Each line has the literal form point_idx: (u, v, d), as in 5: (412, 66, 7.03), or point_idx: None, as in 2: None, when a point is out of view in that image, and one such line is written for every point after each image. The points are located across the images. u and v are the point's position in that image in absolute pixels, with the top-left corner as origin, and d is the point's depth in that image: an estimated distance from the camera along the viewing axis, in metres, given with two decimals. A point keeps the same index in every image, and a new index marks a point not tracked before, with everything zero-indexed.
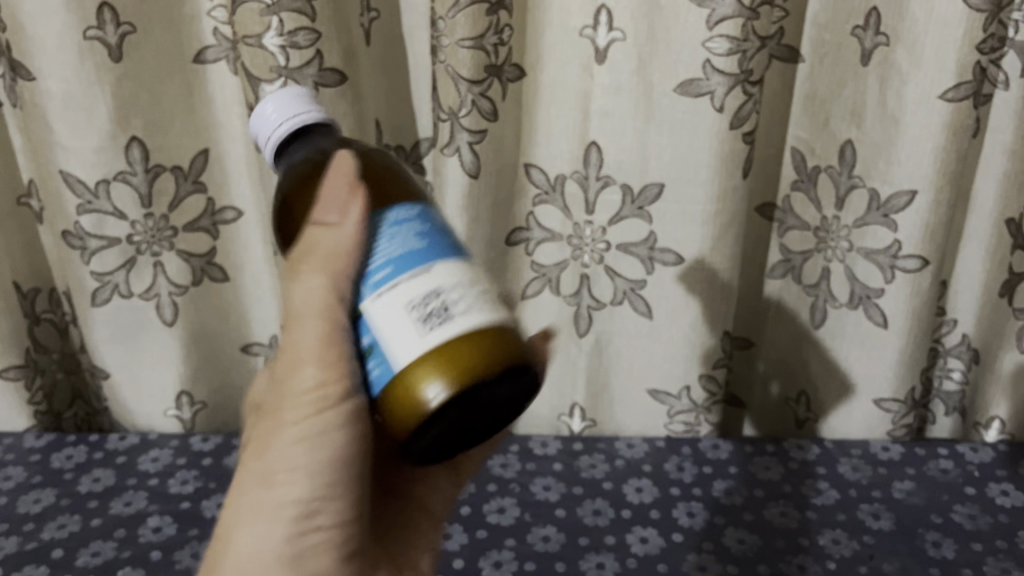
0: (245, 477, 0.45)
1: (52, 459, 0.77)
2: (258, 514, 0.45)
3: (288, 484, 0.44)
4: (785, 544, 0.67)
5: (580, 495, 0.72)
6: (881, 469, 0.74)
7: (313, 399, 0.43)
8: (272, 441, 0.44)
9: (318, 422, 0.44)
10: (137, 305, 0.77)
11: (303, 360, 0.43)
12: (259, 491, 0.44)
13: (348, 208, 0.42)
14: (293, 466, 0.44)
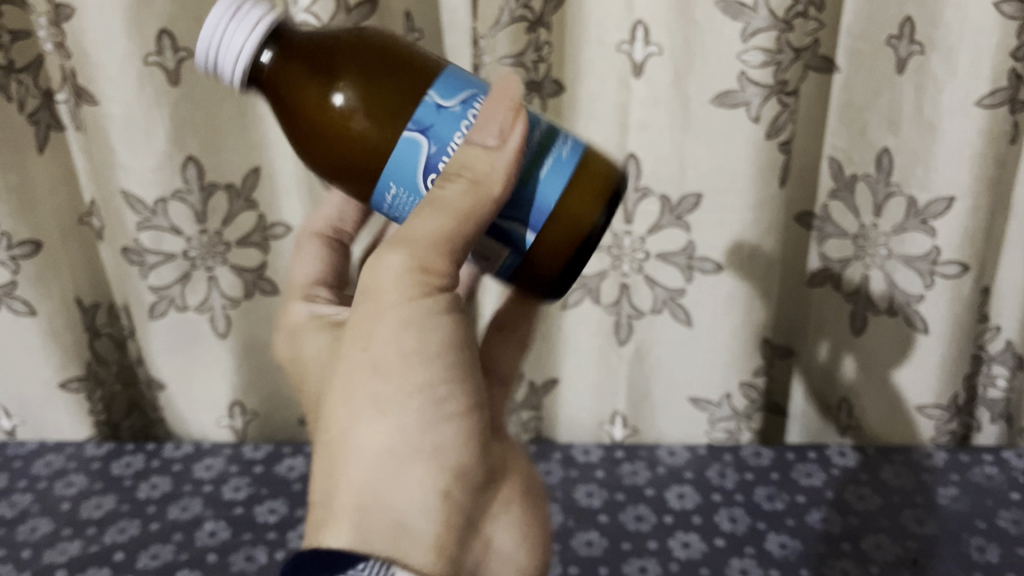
0: (336, 417, 0.47)
1: (112, 467, 0.80)
2: (369, 386, 0.46)
3: (389, 391, 0.46)
4: (828, 548, 0.68)
5: (622, 501, 0.74)
6: (925, 476, 0.74)
7: (385, 303, 0.46)
8: (355, 372, 0.47)
9: (394, 324, 0.46)
10: (192, 318, 0.80)
11: (380, 276, 0.47)
12: (367, 405, 0.46)
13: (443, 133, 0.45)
14: (397, 362, 0.46)
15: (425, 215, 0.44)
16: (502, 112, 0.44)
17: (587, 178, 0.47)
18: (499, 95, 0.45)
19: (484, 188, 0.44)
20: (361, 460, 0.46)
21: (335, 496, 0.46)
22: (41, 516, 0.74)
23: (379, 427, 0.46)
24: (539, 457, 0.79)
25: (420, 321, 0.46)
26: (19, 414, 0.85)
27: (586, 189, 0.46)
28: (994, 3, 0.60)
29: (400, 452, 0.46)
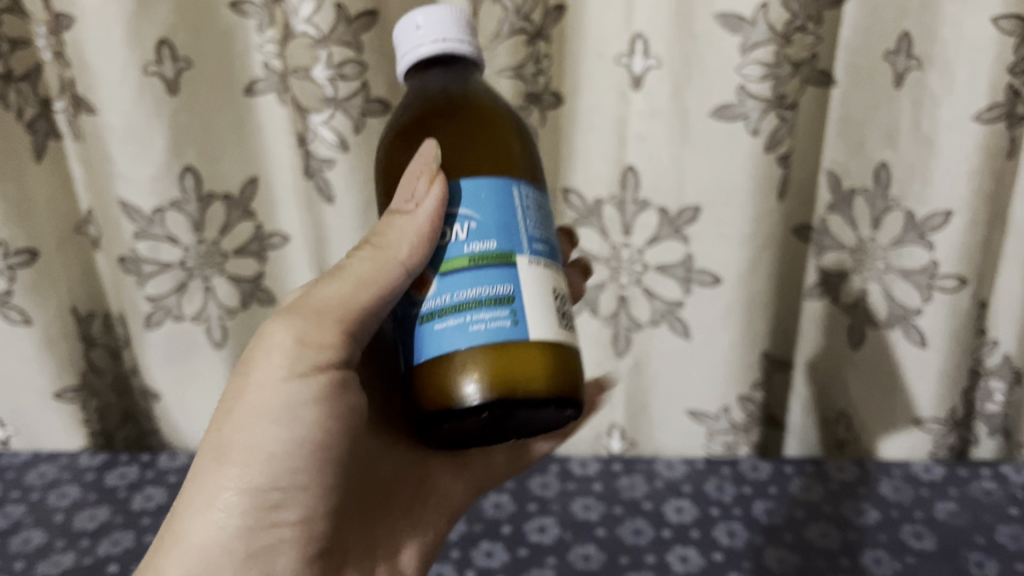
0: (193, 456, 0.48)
1: (106, 478, 0.79)
2: (227, 457, 0.46)
3: (229, 453, 0.46)
4: (826, 563, 0.67)
5: (620, 515, 0.73)
6: (923, 490, 0.74)
7: (258, 361, 0.47)
8: (221, 427, 0.46)
9: (257, 390, 0.46)
10: (188, 329, 0.79)
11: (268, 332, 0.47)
12: (211, 458, 0.46)
13: (422, 194, 0.44)
14: (245, 429, 0.46)
15: (341, 288, 0.46)
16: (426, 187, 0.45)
17: (513, 359, 0.41)
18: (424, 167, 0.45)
19: (389, 254, 0.45)
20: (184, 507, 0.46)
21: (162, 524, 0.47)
22: (35, 527, 0.73)
23: (213, 486, 0.45)
24: (535, 471, 0.79)
25: (277, 395, 0.46)
26: (14, 424, 0.84)
27: (498, 365, 0.41)
28: (992, 18, 0.60)
29: (215, 515, 0.45)
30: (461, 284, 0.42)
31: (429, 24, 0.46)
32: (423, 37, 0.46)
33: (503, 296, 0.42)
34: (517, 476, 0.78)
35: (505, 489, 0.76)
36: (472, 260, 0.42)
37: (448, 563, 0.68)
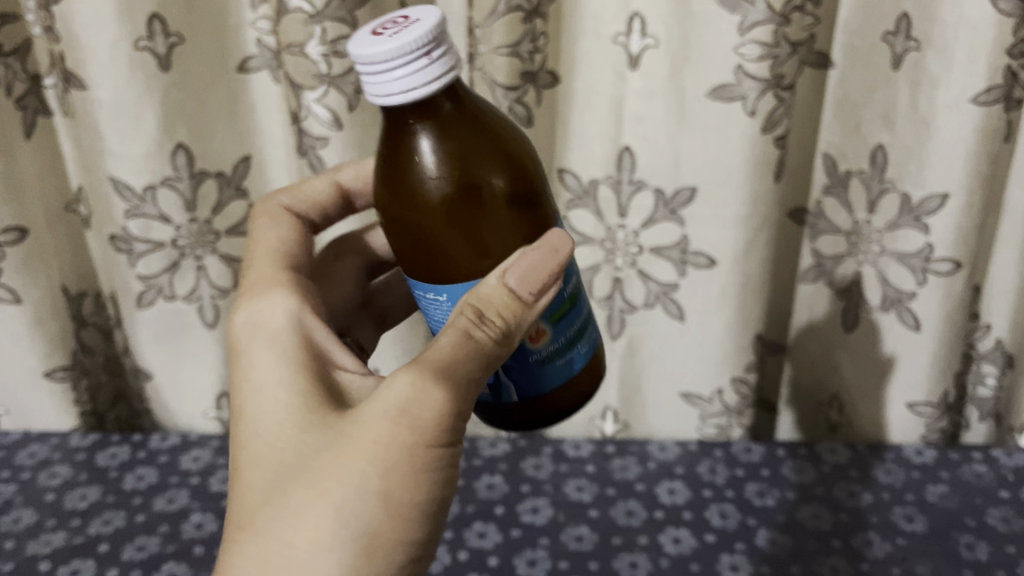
0: (303, 520, 0.42)
1: (97, 458, 0.79)
2: (345, 517, 0.42)
3: (375, 536, 0.42)
4: (817, 545, 0.68)
5: (613, 496, 0.73)
6: (915, 473, 0.74)
7: (409, 438, 0.43)
8: (336, 481, 0.43)
9: (407, 473, 0.43)
10: (180, 309, 0.79)
11: (412, 403, 0.43)
12: (350, 537, 0.42)
13: (542, 291, 0.45)
14: (372, 487, 0.42)
15: (461, 353, 0.44)
16: (549, 276, 0.45)
17: (587, 375, 0.51)
18: (549, 254, 0.45)
19: (512, 324, 0.45)
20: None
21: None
22: (25, 506, 0.73)
23: (350, 569, 0.42)
24: (528, 452, 0.79)
25: (425, 478, 0.43)
26: (3, 403, 0.84)
27: (578, 388, 0.51)
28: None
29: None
30: (555, 337, 0.48)
31: (439, 60, 0.40)
32: (411, 70, 0.40)
33: (578, 332, 0.49)
34: (510, 457, 0.78)
35: (498, 470, 0.76)
36: (557, 318, 0.48)
37: (441, 543, 0.68)
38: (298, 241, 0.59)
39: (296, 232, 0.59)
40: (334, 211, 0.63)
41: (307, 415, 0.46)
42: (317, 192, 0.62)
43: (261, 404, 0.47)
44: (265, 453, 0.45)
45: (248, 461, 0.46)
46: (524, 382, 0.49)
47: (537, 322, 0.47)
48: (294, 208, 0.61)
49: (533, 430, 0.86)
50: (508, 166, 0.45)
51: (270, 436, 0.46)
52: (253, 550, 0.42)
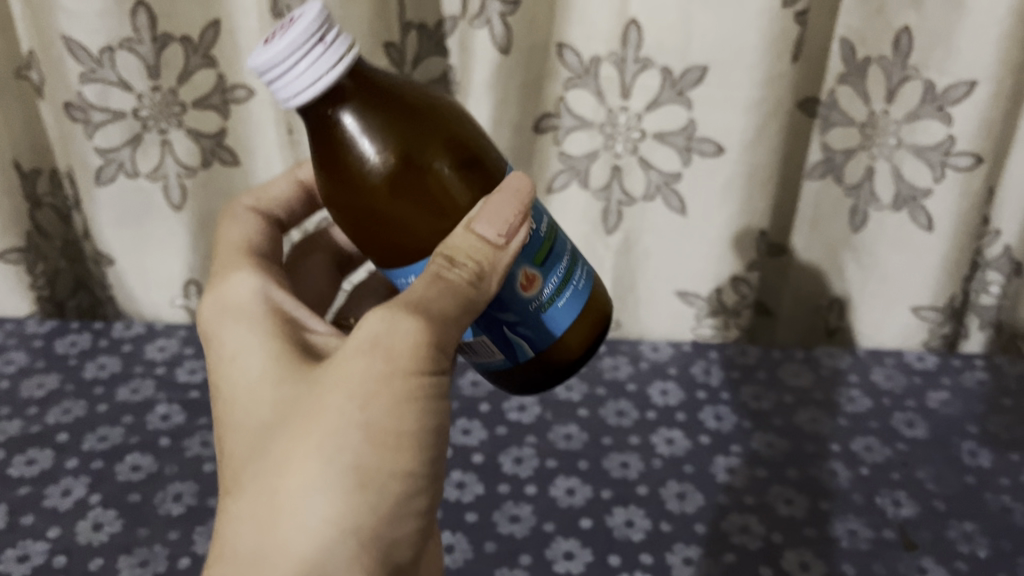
0: (286, 467, 0.38)
1: (55, 345, 0.74)
2: (329, 453, 0.38)
3: (367, 469, 0.38)
4: (814, 449, 0.65)
5: (603, 396, 0.70)
6: (916, 379, 0.72)
7: (385, 368, 0.39)
8: (312, 422, 0.39)
9: (394, 402, 0.39)
10: (143, 187, 0.73)
11: (387, 334, 0.40)
12: (340, 471, 0.38)
13: (512, 232, 0.41)
14: (354, 419, 0.38)
15: (435, 292, 0.40)
16: (515, 213, 0.41)
17: (588, 317, 0.46)
18: (517, 197, 0.41)
19: (489, 264, 0.40)
20: (312, 533, 0.37)
21: (263, 546, 0.38)
22: None
23: (344, 506, 0.38)
24: None
25: (417, 405, 0.40)
26: None
27: (580, 334, 0.46)
28: None
29: (321, 521, 0.38)
30: (547, 281, 0.43)
31: (332, 45, 0.37)
32: (312, 61, 0.37)
33: (570, 270, 0.44)
34: None
35: None
36: (544, 259, 0.43)
37: None
38: (262, 236, 0.55)
39: (260, 222, 0.56)
40: (299, 210, 0.60)
41: (284, 372, 0.42)
42: (280, 190, 0.59)
43: (238, 372, 0.44)
44: (243, 414, 0.42)
45: (226, 427, 0.43)
46: (534, 334, 0.44)
47: (524, 268, 0.43)
48: (259, 208, 0.58)
49: None
50: (456, 158, 0.42)
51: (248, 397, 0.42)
52: (242, 511, 0.39)
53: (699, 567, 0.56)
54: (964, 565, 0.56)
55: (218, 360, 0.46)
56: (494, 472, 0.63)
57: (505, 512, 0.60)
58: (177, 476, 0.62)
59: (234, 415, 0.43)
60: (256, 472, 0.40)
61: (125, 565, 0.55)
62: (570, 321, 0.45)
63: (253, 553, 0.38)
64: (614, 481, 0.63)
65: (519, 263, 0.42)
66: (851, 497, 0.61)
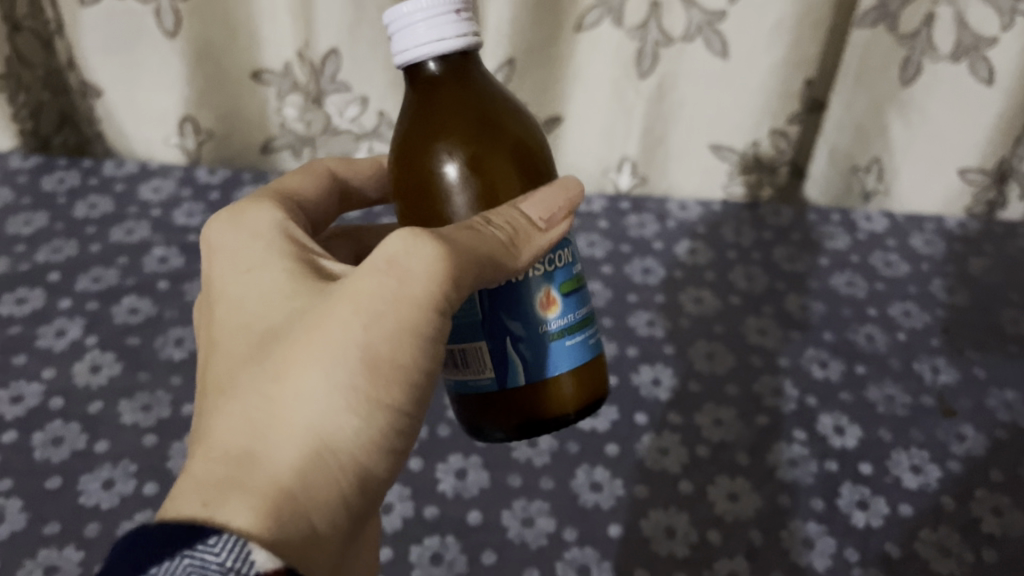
0: (282, 376, 0.32)
1: (42, 182, 0.69)
2: (327, 367, 0.32)
3: (364, 390, 0.32)
4: (851, 313, 0.62)
5: (628, 253, 0.66)
6: (957, 245, 0.68)
7: (397, 289, 0.32)
8: (313, 333, 0.32)
9: (408, 327, 0.33)
10: (133, 10, 0.66)
11: (404, 258, 0.33)
12: (339, 384, 0.32)
13: (553, 221, 0.36)
14: (361, 334, 0.32)
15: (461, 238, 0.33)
16: (558, 207, 0.37)
17: (587, 375, 0.39)
18: (564, 191, 0.37)
19: (518, 242, 0.34)
20: (298, 446, 0.31)
21: (241, 448, 0.31)
22: None
23: (338, 415, 0.32)
24: None
25: (424, 343, 0.33)
26: None
27: (573, 388, 0.38)
28: None
29: (306, 438, 0.31)
30: (563, 309, 0.37)
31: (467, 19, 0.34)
32: (435, 21, 0.34)
33: (585, 313, 0.38)
34: None
35: None
36: (565, 338, 0.37)
37: None
38: (313, 194, 0.46)
39: (324, 183, 0.48)
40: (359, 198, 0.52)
41: (293, 278, 0.36)
42: (362, 167, 0.51)
43: (241, 275, 0.37)
44: (241, 323, 0.35)
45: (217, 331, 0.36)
46: (533, 362, 0.37)
47: (543, 283, 0.36)
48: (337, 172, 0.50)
49: None
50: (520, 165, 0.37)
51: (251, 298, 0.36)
52: (225, 420, 0.32)
53: (730, 427, 0.54)
54: (1005, 433, 0.53)
55: (220, 269, 0.38)
56: None
57: None
58: (178, 320, 0.58)
59: (225, 318, 0.36)
60: (245, 379, 0.33)
61: (127, 409, 0.52)
62: (569, 368, 0.38)
63: (230, 452, 0.31)
64: (640, 339, 0.59)
65: (541, 279, 0.37)
66: (888, 363, 0.58)
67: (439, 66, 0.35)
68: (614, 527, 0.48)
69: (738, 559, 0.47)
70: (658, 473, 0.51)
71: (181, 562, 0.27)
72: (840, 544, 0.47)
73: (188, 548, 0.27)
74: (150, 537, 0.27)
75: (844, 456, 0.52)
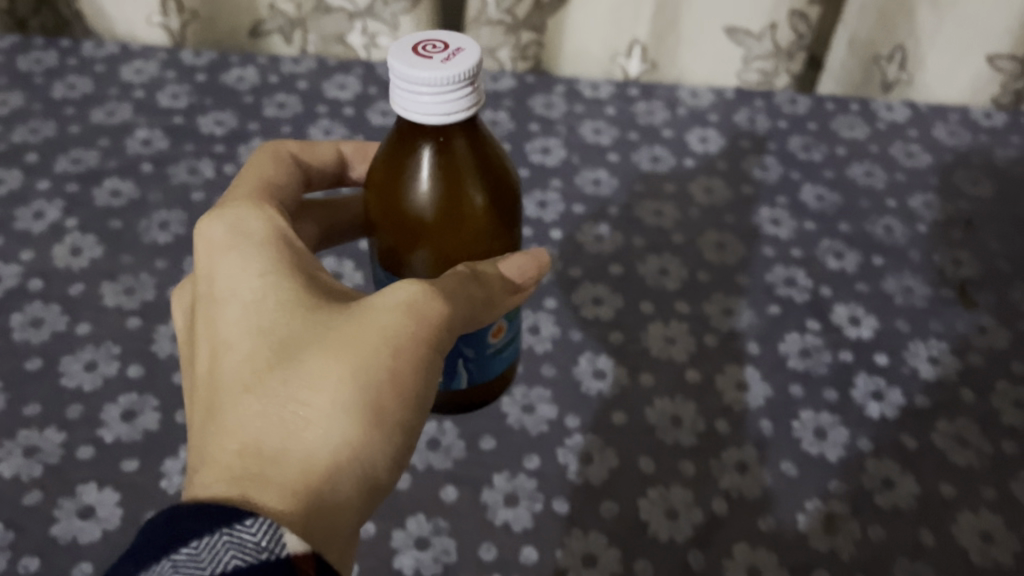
0: (302, 386, 0.31)
1: (18, 62, 0.65)
2: (352, 385, 0.31)
3: (387, 406, 0.31)
4: (869, 204, 0.59)
5: (636, 141, 0.63)
6: (982, 137, 0.64)
7: (415, 325, 0.32)
8: (337, 348, 0.31)
9: (422, 356, 0.32)
10: None
11: (422, 301, 0.32)
12: (361, 403, 0.31)
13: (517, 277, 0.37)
14: (386, 359, 0.31)
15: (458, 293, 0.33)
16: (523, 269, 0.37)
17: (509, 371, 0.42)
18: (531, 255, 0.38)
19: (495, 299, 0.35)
20: (324, 449, 0.30)
21: (264, 446, 0.29)
22: None
23: (356, 433, 0.31)
24: (538, 89, 0.67)
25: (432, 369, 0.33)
26: None
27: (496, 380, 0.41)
28: None
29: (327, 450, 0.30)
30: (508, 330, 0.39)
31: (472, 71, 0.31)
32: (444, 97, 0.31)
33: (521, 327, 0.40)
34: (517, 94, 0.66)
35: (503, 106, 0.65)
36: (502, 353, 0.40)
37: None
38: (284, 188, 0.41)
39: (289, 171, 0.42)
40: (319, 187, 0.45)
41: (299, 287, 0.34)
42: (326, 153, 0.44)
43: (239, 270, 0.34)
44: (244, 321, 0.33)
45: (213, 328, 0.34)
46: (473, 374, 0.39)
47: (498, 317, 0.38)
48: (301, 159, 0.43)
49: (541, 65, 0.72)
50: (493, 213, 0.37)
51: (253, 292, 0.33)
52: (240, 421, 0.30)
53: (741, 317, 0.51)
54: None
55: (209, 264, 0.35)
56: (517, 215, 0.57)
57: None
58: (162, 204, 0.55)
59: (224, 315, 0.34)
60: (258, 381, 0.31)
61: (109, 291, 0.50)
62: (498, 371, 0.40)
63: (251, 447, 0.29)
64: (647, 229, 0.57)
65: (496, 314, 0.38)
66: (907, 255, 0.55)
67: (435, 150, 0.33)
68: (618, 415, 0.46)
69: (746, 449, 0.45)
70: (664, 363, 0.49)
71: (219, 540, 0.26)
72: (852, 435, 0.45)
73: (225, 524, 0.26)
74: (190, 524, 0.26)
75: (858, 348, 0.50)
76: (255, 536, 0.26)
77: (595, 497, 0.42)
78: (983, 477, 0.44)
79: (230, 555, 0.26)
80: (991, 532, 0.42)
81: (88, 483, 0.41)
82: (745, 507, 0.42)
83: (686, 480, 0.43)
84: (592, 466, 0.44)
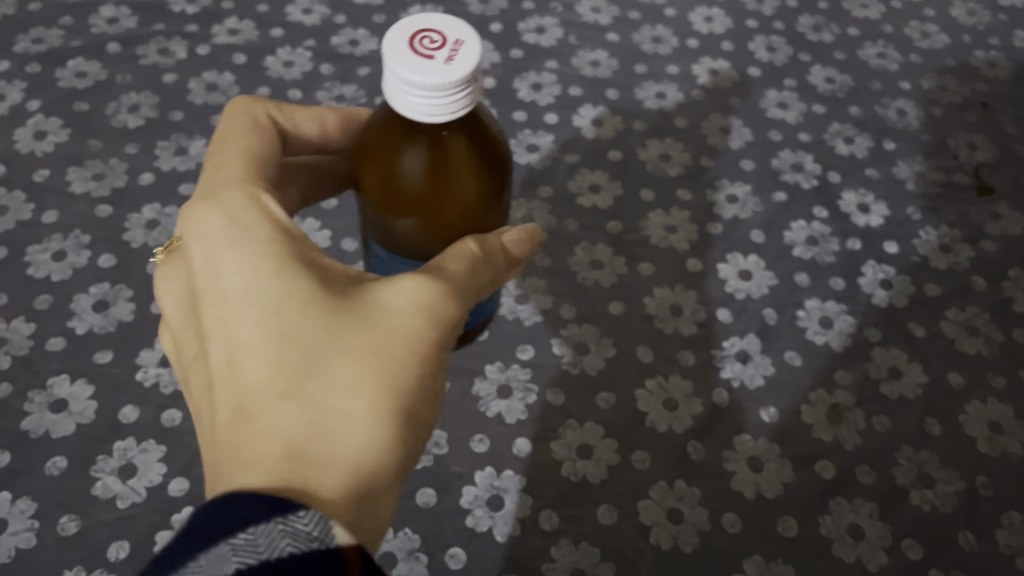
0: (330, 384, 0.25)
1: None
2: (386, 385, 0.25)
3: (419, 401, 0.27)
4: (881, 87, 0.56)
5: (636, 21, 0.59)
6: (1003, 16, 0.61)
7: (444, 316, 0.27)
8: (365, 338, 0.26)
9: (448, 342, 0.28)
10: None
11: (447, 296, 0.27)
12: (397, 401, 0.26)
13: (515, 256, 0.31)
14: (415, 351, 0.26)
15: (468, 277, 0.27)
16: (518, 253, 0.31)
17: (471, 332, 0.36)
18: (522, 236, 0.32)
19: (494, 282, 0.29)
20: (368, 449, 0.25)
21: (306, 446, 0.24)
22: None
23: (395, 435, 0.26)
24: None
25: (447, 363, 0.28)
26: None
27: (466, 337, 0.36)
28: None
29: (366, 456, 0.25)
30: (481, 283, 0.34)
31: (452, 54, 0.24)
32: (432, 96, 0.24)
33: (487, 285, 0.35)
34: None
35: None
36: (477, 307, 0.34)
37: None
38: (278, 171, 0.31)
39: (274, 147, 0.31)
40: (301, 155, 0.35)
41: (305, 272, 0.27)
42: (308, 127, 0.33)
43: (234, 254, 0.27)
44: (245, 317, 0.26)
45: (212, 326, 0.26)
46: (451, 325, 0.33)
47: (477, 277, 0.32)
48: (282, 128, 0.32)
49: None
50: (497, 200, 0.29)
51: (260, 271, 0.26)
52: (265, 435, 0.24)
53: (745, 205, 0.49)
54: None
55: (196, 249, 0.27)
56: (509, 99, 0.53)
57: (522, 141, 0.51)
58: (131, 86, 0.52)
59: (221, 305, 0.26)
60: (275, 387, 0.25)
61: (76, 178, 0.47)
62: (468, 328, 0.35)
63: (291, 444, 0.24)
64: (648, 112, 0.53)
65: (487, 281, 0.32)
66: (920, 139, 0.53)
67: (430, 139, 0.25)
68: (615, 305, 0.44)
69: (750, 338, 0.43)
70: (664, 252, 0.46)
71: (272, 528, 0.21)
72: (859, 324, 0.44)
73: (279, 512, 0.21)
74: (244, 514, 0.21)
75: (867, 234, 0.48)
76: (308, 525, 0.21)
77: (591, 388, 0.41)
78: (993, 365, 0.42)
79: (284, 542, 0.21)
80: (1000, 422, 0.40)
81: (59, 375, 0.39)
82: (747, 398, 0.41)
83: (685, 370, 0.42)
84: (587, 356, 0.42)
